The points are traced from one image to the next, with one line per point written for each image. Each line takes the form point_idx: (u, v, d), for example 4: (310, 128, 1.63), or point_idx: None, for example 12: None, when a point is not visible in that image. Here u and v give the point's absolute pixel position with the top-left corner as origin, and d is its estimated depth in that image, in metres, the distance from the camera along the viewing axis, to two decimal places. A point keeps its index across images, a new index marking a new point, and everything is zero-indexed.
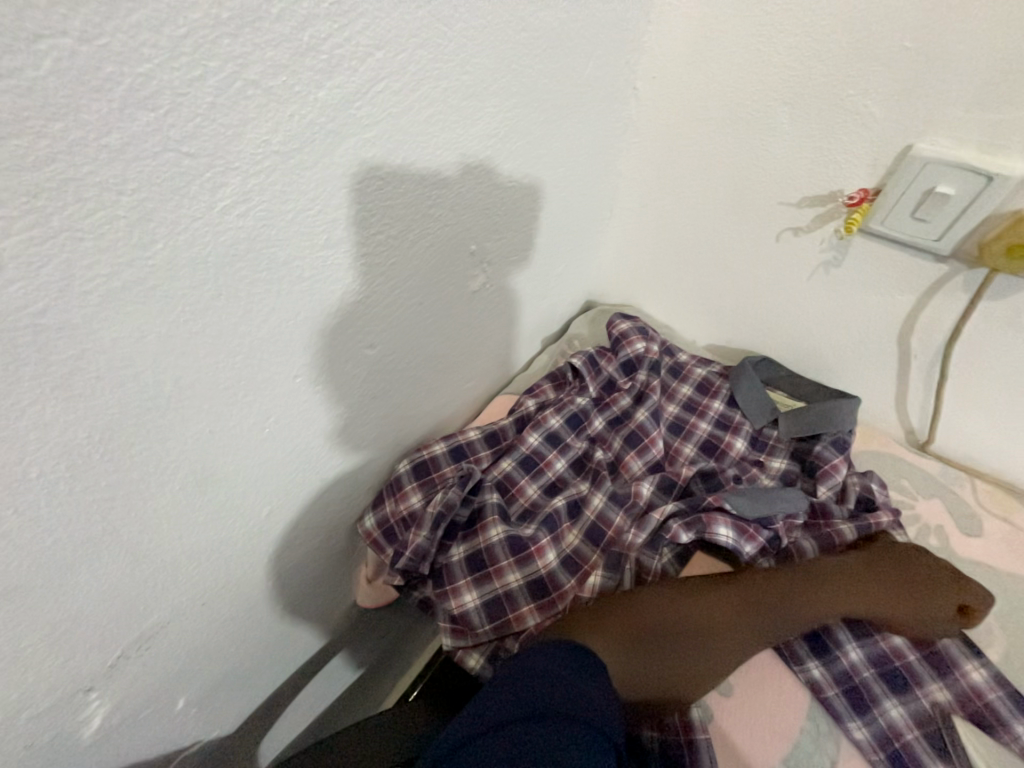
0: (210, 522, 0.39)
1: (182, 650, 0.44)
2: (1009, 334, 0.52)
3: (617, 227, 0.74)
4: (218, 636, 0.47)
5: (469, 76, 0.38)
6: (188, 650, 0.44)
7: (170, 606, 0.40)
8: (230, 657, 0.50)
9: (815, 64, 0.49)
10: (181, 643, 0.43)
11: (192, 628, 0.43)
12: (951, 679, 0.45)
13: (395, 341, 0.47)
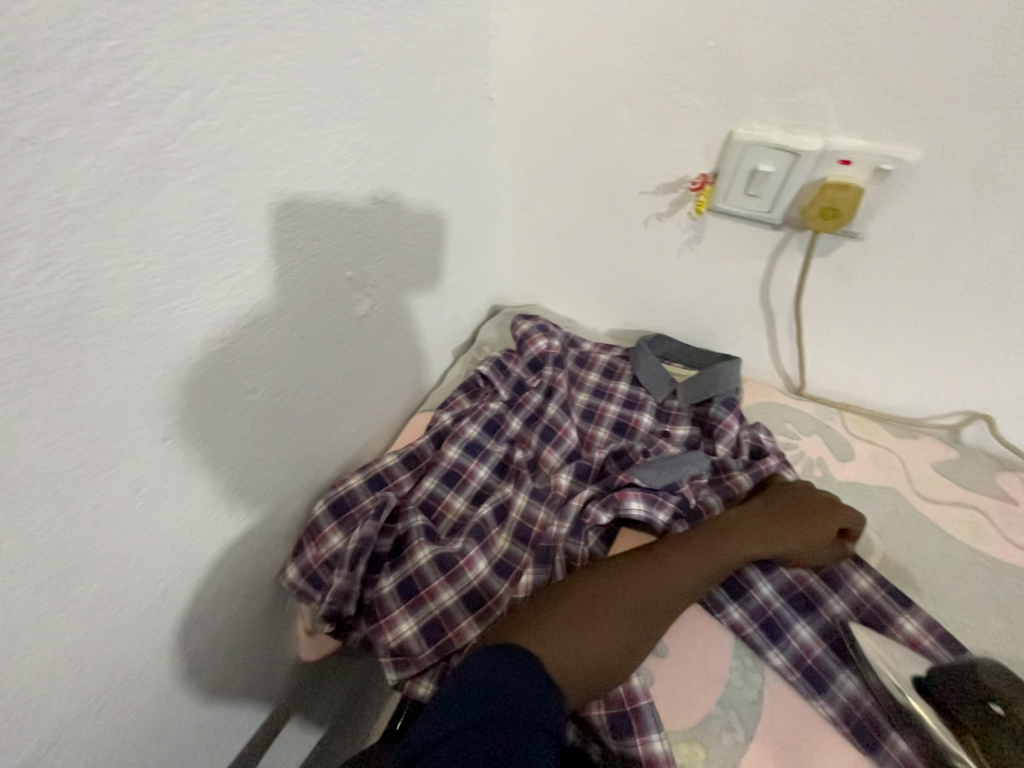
0: (89, 612, 0.36)
1: (85, 760, 0.39)
2: (841, 284, 0.59)
3: (505, 232, 0.76)
4: (129, 733, 0.43)
5: (301, 107, 0.37)
6: (93, 757, 0.40)
7: (56, 716, 0.36)
8: (152, 751, 0.46)
9: (640, 66, 0.53)
10: (82, 752, 0.39)
11: (91, 732, 0.39)
12: (844, 590, 0.52)
13: (279, 381, 0.45)
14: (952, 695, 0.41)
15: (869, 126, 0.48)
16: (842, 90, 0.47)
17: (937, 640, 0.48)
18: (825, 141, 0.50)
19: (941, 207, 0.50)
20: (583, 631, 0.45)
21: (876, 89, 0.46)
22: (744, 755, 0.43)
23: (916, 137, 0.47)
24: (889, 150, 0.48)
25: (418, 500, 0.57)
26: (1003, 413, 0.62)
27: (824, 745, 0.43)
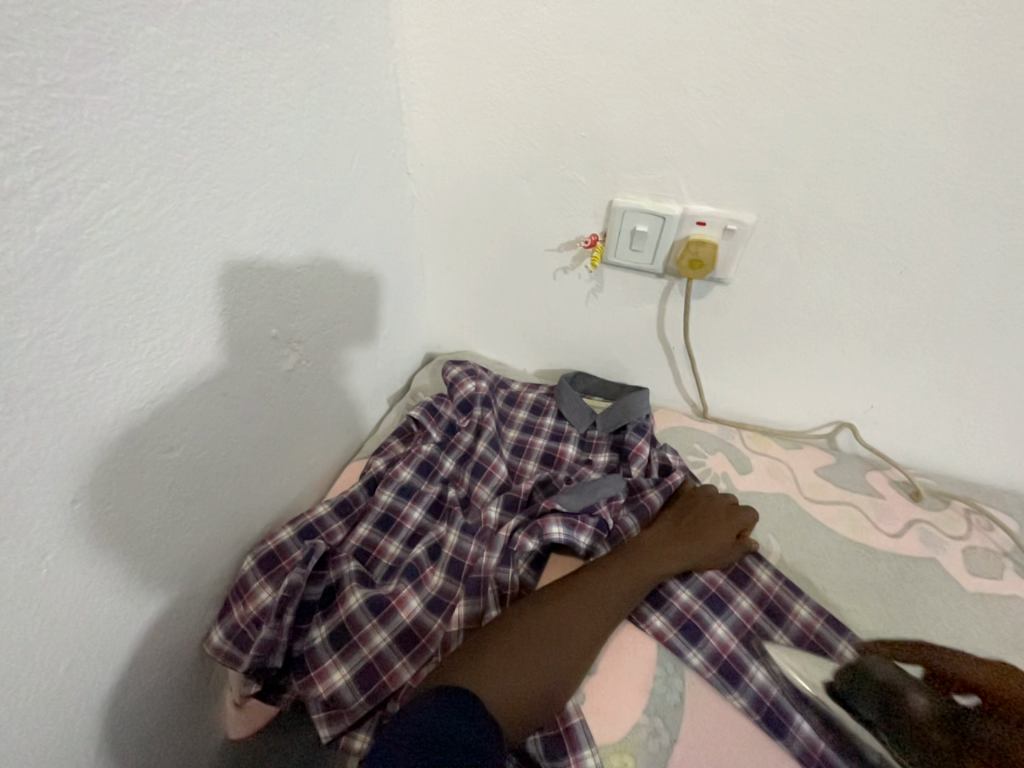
0: None
1: None
2: (719, 320, 0.70)
3: (432, 287, 0.83)
4: None
5: (220, 189, 0.42)
6: None
7: None
8: None
9: (531, 149, 0.63)
10: None
11: None
12: (749, 586, 0.57)
13: (201, 438, 0.46)
14: (868, 708, 0.48)
15: (713, 195, 0.59)
16: (689, 169, 0.58)
17: (827, 624, 0.55)
18: (683, 207, 0.61)
19: (778, 257, 0.61)
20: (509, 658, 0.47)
21: (714, 167, 0.57)
22: (669, 757, 0.46)
23: (748, 204, 0.59)
24: (731, 214, 0.59)
25: (353, 547, 0.58)
26: (866, 421, 0.72)
27: (738, 735, 0.47)
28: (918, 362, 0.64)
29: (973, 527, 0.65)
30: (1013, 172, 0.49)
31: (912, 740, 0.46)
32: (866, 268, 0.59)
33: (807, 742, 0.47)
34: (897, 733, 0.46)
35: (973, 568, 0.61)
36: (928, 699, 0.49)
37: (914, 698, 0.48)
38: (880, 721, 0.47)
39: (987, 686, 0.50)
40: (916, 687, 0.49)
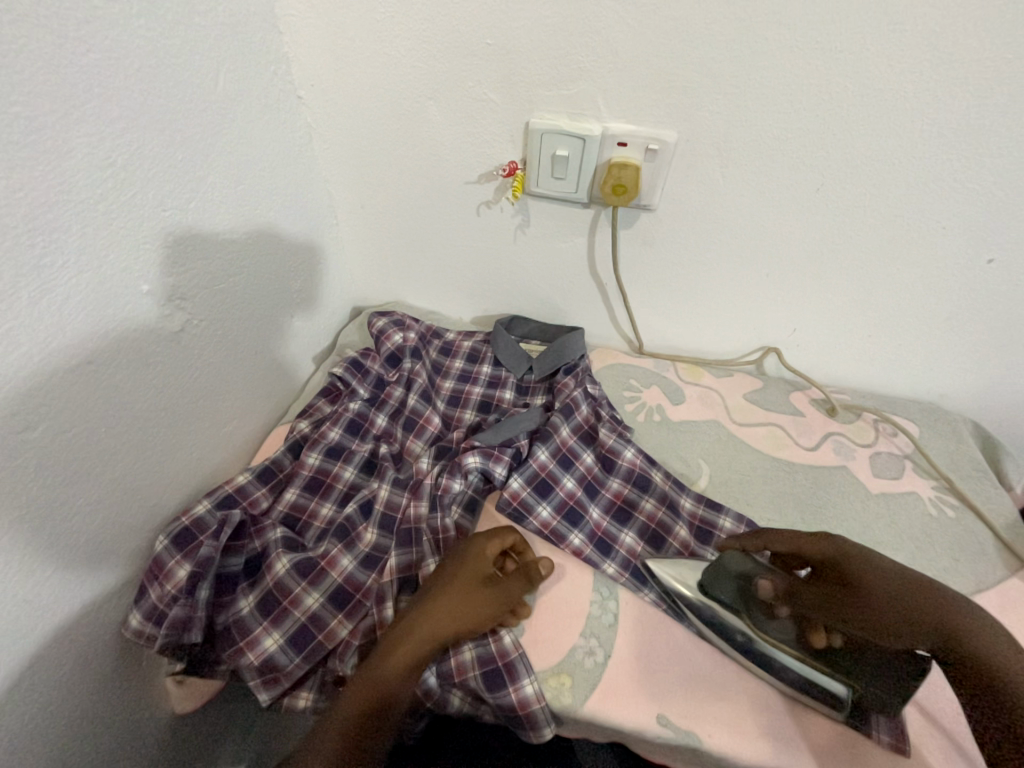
0: None
1: None
2: (648, 251, 0.68)
3: (349, 232, 0.76)
4: None
5: (23, 107, 0.34)
6: None
7: None
8: None
9: (434, 62, 0.56)
10: None
11: None
12: (655, 491, 0.60)
13: (65, 413, 0.40)
14: (732, 599, 0.49)
15: (633, 111, 0.55)
16: (606, 81, 0.54)
17: (706, 507, 0.59)
18: (603, 127, 0.56)
19: (702, 179, 0.59)
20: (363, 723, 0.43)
21: (632, 78, 0.53)
22: (604, 671, 0.48)
23: (669, 121, 0.55)
24: (652, 132, 0.56)
25: (280, 513, 0.55)
26: (789, 345, 0.74)
27: (670, 646, 0.50)
28: (837, 281, 0.65)
29: (880, 435, 0.70)
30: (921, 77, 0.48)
31: (775, 622, 0.48)
32: (786, 185, 0.58)
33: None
34: (763, 620, 0.48)
35: (878, 471, 0.66)
36: (778, 579, 0.50)
37: (764, 585, 0.50)
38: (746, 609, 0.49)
39: (819, 553, 0.48)
40: (766, 572, 0.51)
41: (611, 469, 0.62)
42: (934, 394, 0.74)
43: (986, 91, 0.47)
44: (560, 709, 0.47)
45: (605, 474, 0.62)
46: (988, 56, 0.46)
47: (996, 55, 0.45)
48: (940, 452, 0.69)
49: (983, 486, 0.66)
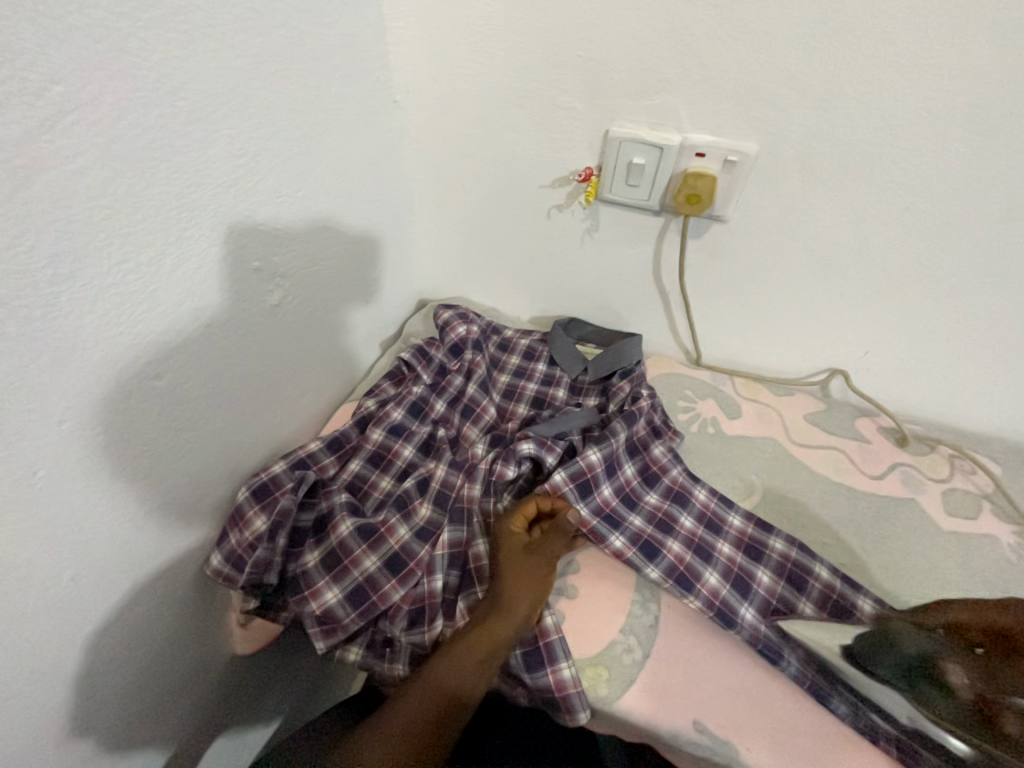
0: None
1: None
2: (716, 262, 0.68)
3: (424, 228, 0.80)
4: (45, 714, 0.43)
5: (188, 102, 0.40)
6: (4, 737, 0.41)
7: None
8: (70, 735, 0.46)
9: (524, 72, 0.59)
10: None
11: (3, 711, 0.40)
12: (691, 507, 0.59)
13: (185, 368, 0.46)
14: (891, 673, 0.45)
15: (715, 123, 0.56)
16: (691, 93, 0.55)
17: (756, 527, 0.58)
18: (683, 136, 0.58)
19: (780, 192, 0.59)
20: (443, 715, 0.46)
21: (717, 90, 0.54)
22: (641, 669, 0.49)
23: (751, 133, 0.55)
24: (732, 143, 0.56)
25: (345, 480, 0.60)
26: (859, 368, 0.71)
27: (710, 654, 0.50)
28: (918, 304, 0.62)
29: (956, 470, 0.66)
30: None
31: (952, 705, 0.43)
32: (871, 202, 0.56)
33: (753, 628, 0.50)
34: (935, 701, 0.44)
35: (950, 508, 0.62)
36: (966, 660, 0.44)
37: (949, 666, 0.44)
38: (911, 685, 0.45)
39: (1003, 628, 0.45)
40: (949, 650, 0.45)
41: (652, 484, 0.61)
42: (1022, 435, 0.69)
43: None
44: (596, 699, 0.48)
45: (644, 487, 0.60)
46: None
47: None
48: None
49: None
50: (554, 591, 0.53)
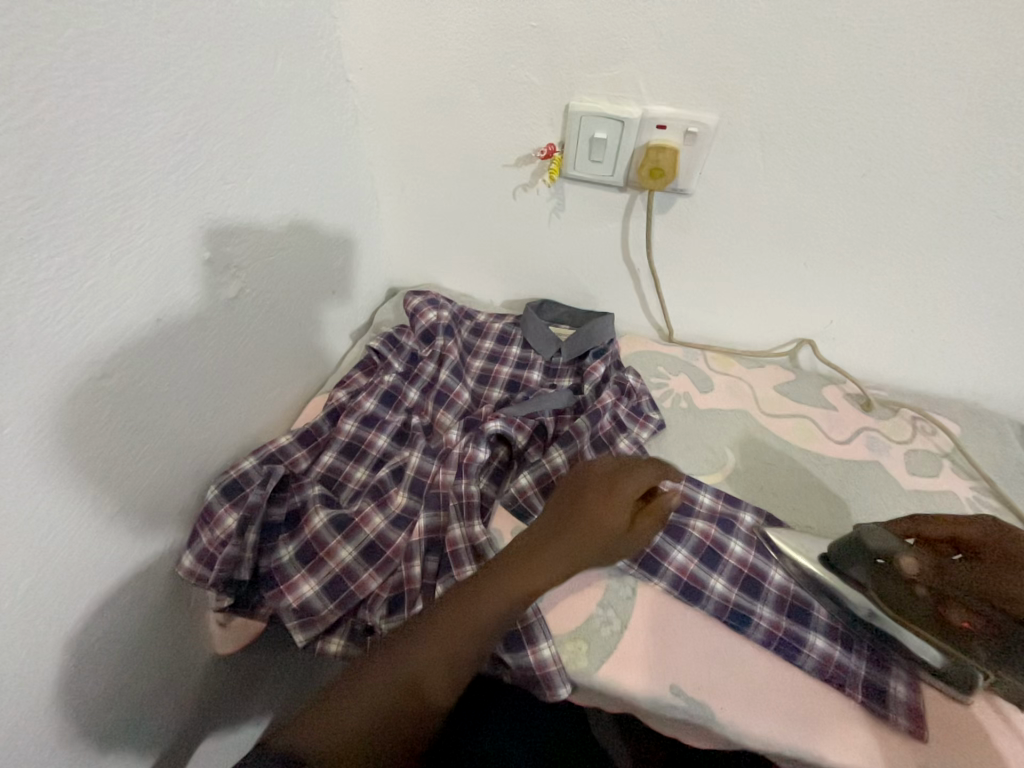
0: None
1: None
2: (683, 237, 0.68)
3: (389, 213, 0.78)
4: (15, 726, 0.43)
5: (112, 82, 0.37)
6: None
7: None
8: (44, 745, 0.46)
9: (479, 46, 0.57)
10: None
11: None
12: None
13: (138, 365, 0.45)
14: (863, 574, 0.49)
15: (673, 95, 0.55)
16: (648, 65, 0.54)
17: (725, 502, 0.59)
18: (643, 109, 0.57)
19: (741, 163, 0.59)
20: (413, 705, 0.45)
21: (673, 60, 0.53)
22: (619, 640, 0.50)
23: (710, 103, 0.55)
24: (692, 115, 0.56)
25: (318, 473, 0.59)
26: (826, 337, 0.73)
27: (684, 622, 0.51)
28: (878, 271, 0.63)
29: (918, 432, 0.68)
30: (977, 59, 0.47)
31: (909, 599, 0.48)
32: (829, 171, 0.57)
33: (721, 598, 0.52)
34: (897, 597, 0.48)
35: (912, 468, 0.65)
36: (924, 559, 0.48)
37: (907, 562, 0.48)
38: (878, 585, 0.49)
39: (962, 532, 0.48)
40: (909, 550, 0.49)
41: None
42: (980, 395, 0.71)
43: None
44: (576, 672, 0.49)
45: None
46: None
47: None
48: (982, 452, 0.66)
49: None
50: None
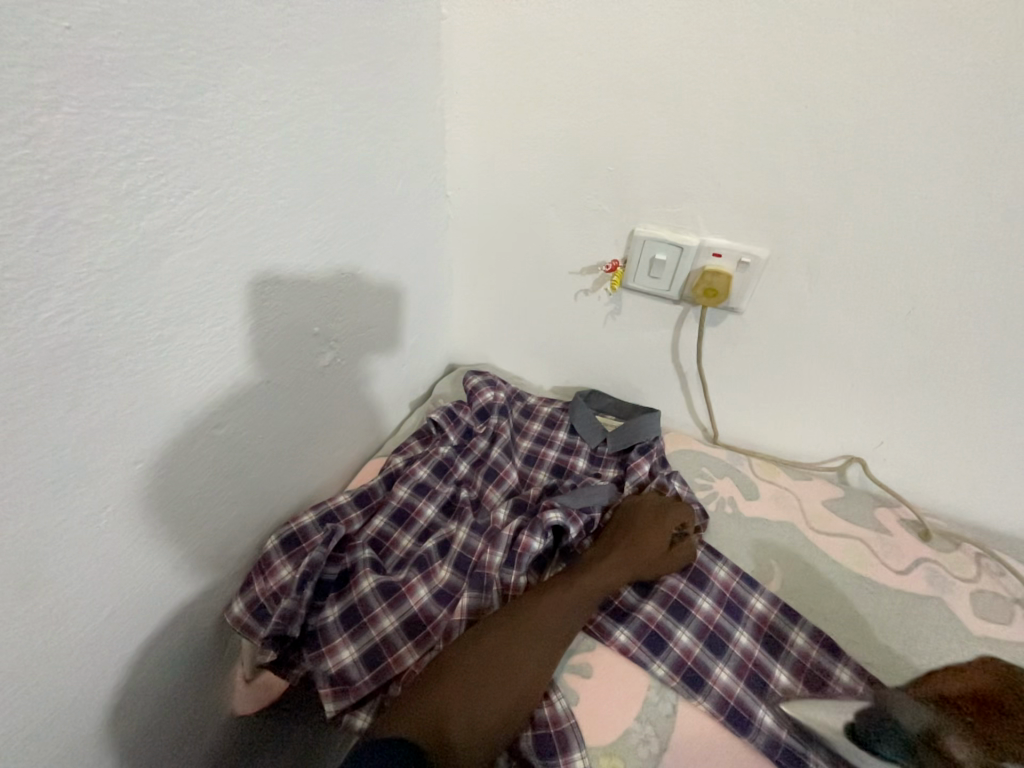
0: (45, 624, 0.39)
1: None
2: (731, 349, 0.72)
3: (460, 301, 0.88)
4: (52, 761, 0.43)
5: (285, 201, 0.48)
6: None
7: None
8: None
9: (562, 180, 0.68)
10: None
11: (20, 753, 0.40)
12: (709, 588, 0.59)
13: (243, 417, 0.51)
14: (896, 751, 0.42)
15: (728, 230, 0.63)
16: (707, 205, 0.62)
17: (779, 614, 0.58)
18: (700, 239, 0.65)
19: (789, 292, 0.64)
20: (446, 755, 0.43)
21: (730, 205, 0.61)
22: (657, 764, 0.47)
23: (762, 239, 0.62)
24: (746, 248, 0.63)
25: (368, 536, 0.61)
26: (876, 457, 0.73)
27: (729, 755, 0.47)
28: (928, 400, 0.65)
29: (983, 571, 0.64)
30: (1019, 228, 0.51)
31: None
32: (876, 306, 0.61)
33: (771, 733, 0.49)
34: None
35: (981, 611, 0.60)
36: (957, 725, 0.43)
37: (941, 729, 0.43)
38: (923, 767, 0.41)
39: (989, 688, 0.45)
40: (941, 718, 0.44)
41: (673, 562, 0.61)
42: None
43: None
44: None
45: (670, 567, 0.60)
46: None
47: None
48: None
49: None
50: (567, 668, 0.53)
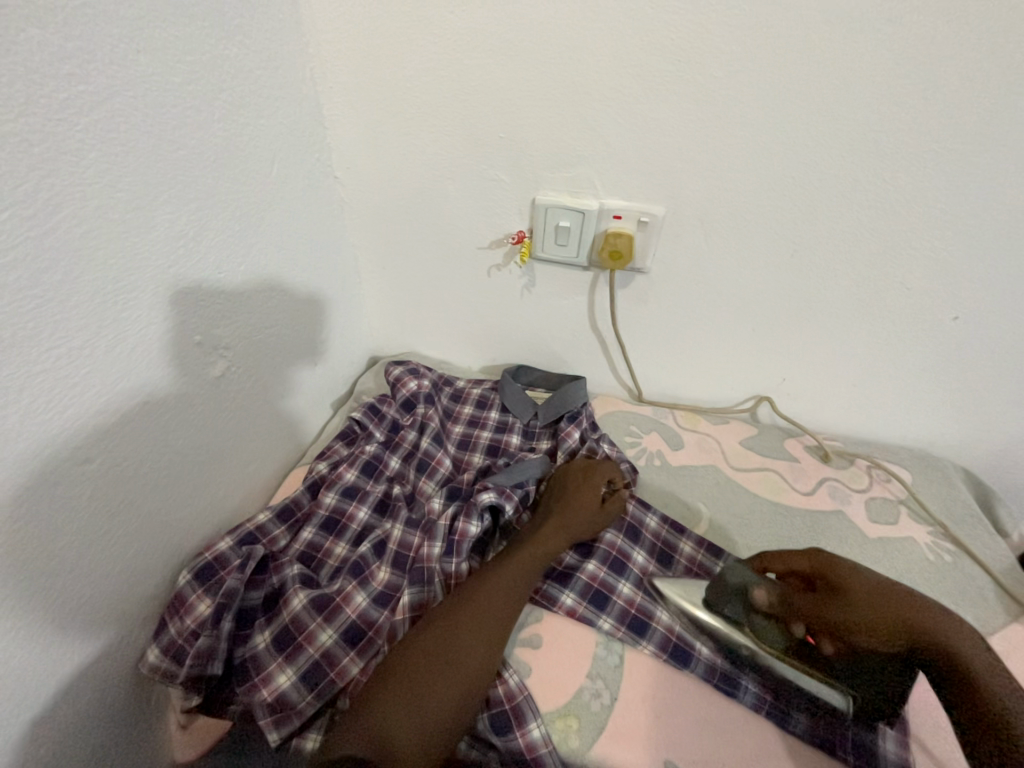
0: None
1: None
2: (643, 309, 0.74)
3: (371, 289, 0.83)
4: None
5: (127, 194, 0.41)
6: None
7: None
8: None
9: (454, 150, 0.65)
10: None
11: None
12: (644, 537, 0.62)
13: (120, 448, 0.45)
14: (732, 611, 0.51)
15: (624, 191, 0.63)
16: (601, 167, 0.62)
17: (707, 551, 0.62)
18: (600, 202, 0.65)
19: (688, 246, 0.66)
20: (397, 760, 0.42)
21: (622, 166, 0.61)
22: (610, 714, 0.49)
23: (657, 197, 0.63)
24: (644, 207, 0.64)
25: (297, 551, 0.58)
26: (781, 394, 0.79)
27: (673, 690, 0.51)
28: (818, 335, 0.71)
29: (873, 480, 0.73)
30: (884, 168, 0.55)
31: (773, 631, 0.49)
32: (765, 253, 0.65)
33: (709, 660, 0.52)
34: (763, 630, 0.50)
35: (874, 517, 0.68)
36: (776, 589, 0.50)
37: (763, 596, 0.50)
38: (750, 621, 0.50)
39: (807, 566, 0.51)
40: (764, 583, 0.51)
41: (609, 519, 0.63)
42: (923, 441, 0.78)
43: (941, 180, 0.54)
44: (568, 753, 0.47)
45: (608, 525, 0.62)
46: (937, 151, 0.52)
47: (943, 151, 0.52)
48: (932, 497, 0.71)
49: (979, 532, 0.67)
50: (517, 643, 0.53)
